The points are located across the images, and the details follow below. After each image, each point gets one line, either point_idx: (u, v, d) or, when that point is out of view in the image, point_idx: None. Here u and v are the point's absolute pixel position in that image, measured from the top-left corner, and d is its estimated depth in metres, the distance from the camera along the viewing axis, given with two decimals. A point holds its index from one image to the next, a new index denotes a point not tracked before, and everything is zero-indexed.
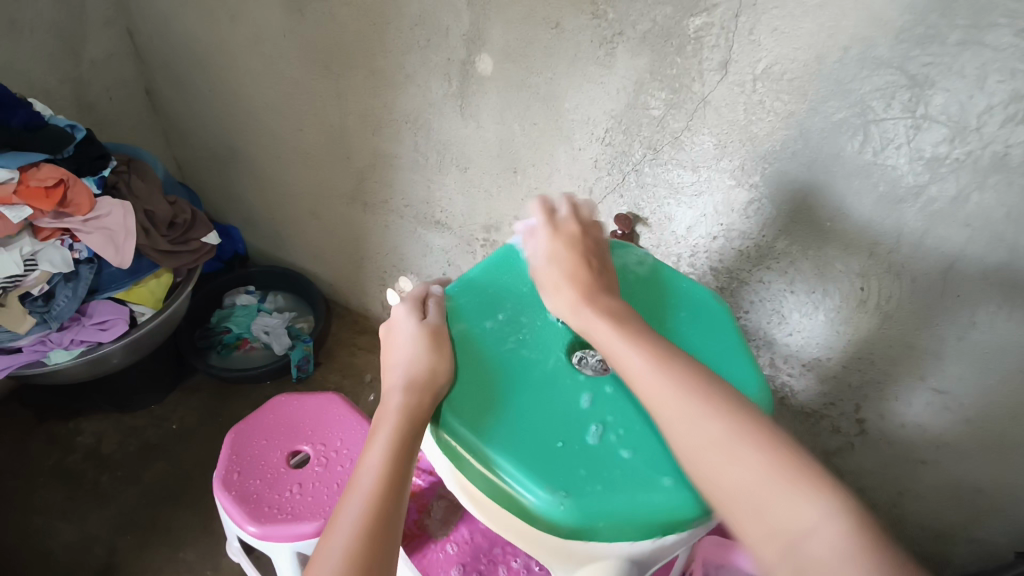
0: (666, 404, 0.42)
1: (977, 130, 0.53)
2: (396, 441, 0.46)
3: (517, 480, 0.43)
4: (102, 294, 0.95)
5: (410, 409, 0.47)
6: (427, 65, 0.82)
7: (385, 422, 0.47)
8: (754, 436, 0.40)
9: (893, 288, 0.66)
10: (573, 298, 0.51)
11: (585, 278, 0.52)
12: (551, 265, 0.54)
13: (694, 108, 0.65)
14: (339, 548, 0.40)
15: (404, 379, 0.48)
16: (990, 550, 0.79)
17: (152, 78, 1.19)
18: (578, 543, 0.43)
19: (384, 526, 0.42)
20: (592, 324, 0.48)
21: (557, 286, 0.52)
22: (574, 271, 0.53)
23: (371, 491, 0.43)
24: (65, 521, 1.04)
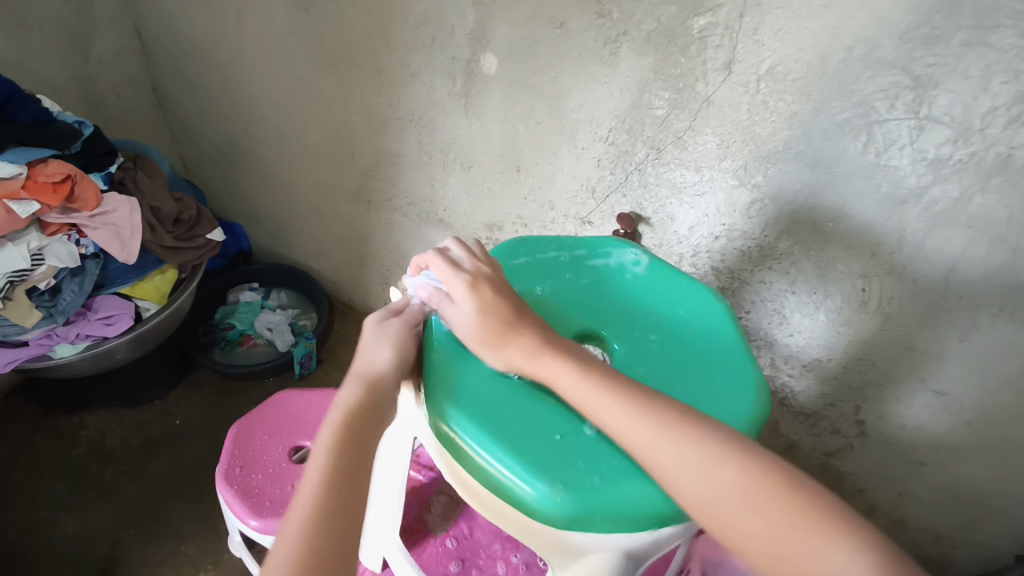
0: (661, 458, 0.42)
1: (981, 131, 0.53)
2: (344, 423, 0.43)
3: (516, 473, 0.44)
4: (108, 289, 0.96)
5: (364, 397, 0.45)
6: (431, 64, 0.82)
7: (335, 409, 0.45)
8: (757, 483, 0.39)
9: (894, 289, 0.66)
10: (524, 351, 0.48)
11: (529, 326, 0.49)
12: (480, 319, 0.49)
13: (697, 107, 0.65)
14: (296, 531, 0.37)
15: (365, 374, 0.47)
16: (990, 552, 0.79)
17: (159, 75, 1.20)
18: (573, 535, 0.44)
19: (343, 500, 0.39)
20: (559, 375, 0.47)
21: (501, 341, 0.49)
22: (512, 320, 0.50)
23: (322, 470, 0.40)
24: (69, 513, 1.04)
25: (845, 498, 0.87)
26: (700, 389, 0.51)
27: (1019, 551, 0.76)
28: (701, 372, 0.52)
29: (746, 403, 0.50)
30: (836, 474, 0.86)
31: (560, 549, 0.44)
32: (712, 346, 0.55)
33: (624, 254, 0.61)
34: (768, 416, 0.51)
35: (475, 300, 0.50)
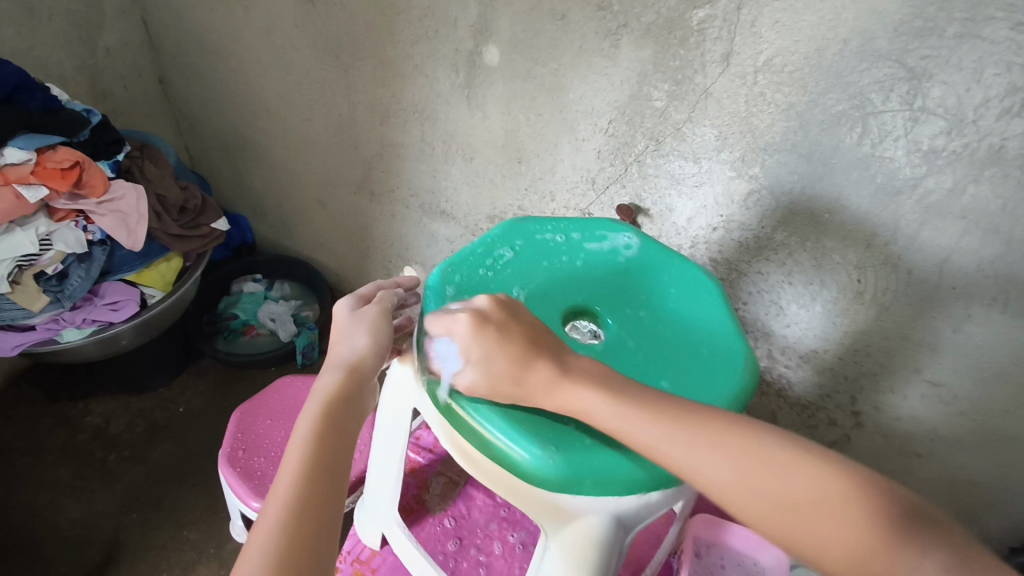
0: (706, 470, 0.39)
1: (974, 123, 0.54)
2: (329, 401, 0.44)
3: (509, 437, 0.45)
4: (114, 276, 0.97)
5: (346, 378, 0.46)
6: (434, 56, 0.83)
7: (318, 391, 0.45)
8: (805, 478, 0.37)
9: (889, 280, 0.67)
10: (540, 374, 0.44)
11: (529, 354, 0.44)
12: (479, 351, 0.45)
13: (696, 99, 0.66)
14: (277, 502, 0.37)
15: (344, 358, 0.48)
16: (983, 544, 0.80)
17: (165, 67, 1.22)
18: (565, 497, 0.45)
19: (326, 476, 0.39)
20: (581, 402, 0.43)
21: (519, 376, 0.44)
22: (507, 347, 0.44)
23: (305, 447, 0.40)
24: (73, 498, 1.06)
25: None
26: (689, 364, 0.52)
27: (1013, 542, 0.77)
28: (691, 348, 0.53)
29: (733, 376, 0.51)
30: None
31: (552, 511, 0.45)
32: (703, 322, 0.56)
33: (618, 236, 0.62)
34: (756, 389, 0.52)
35: (470, 334, 0.45)
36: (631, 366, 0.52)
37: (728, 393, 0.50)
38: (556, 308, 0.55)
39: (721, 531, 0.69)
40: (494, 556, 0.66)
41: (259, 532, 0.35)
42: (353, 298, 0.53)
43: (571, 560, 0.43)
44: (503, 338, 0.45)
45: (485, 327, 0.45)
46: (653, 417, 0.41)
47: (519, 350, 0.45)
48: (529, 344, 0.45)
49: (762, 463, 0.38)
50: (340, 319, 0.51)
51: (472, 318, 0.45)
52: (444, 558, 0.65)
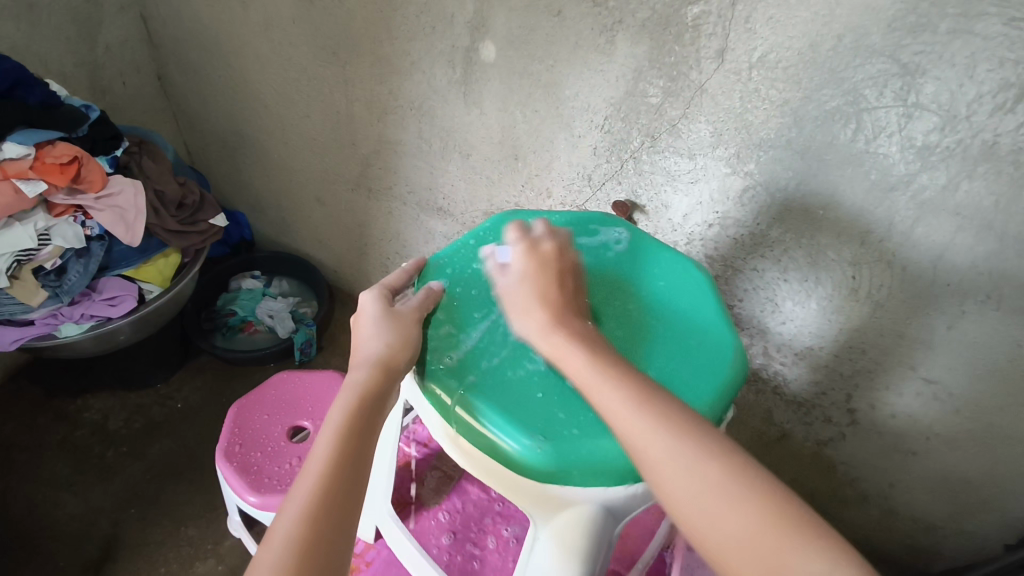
0: (654, 452, 0.39)
1: (967, 119, 0.54)
2: (348, 420, 0.43)
3: (498, 427, 0.46)
4: (112, 271, 0.98)
5: (368, 390, 0.45)
6: (431, 53, 0.84)
7: (339, 404, 0.44)
8: (737, 477, 0.38)
9: (884, 277, 0.67)
10: (542, 323, 0.48)
11: (557, 302, 0.49)
12: (523, 285, 0.51)
13: (691, 96, 0.67)
14: (283, 536, 0.36)
15: (366, 362, 0.46)
16: (979, 542, 0.79)
17: (164, 64, 1.22)
18: (554, 487, 0.45)
19: (336, 512, 0.38)
20: (571, 359, 0.45)
21: (526, 309, 0.49)
22: (545, 292, 0.49)
23: (320, 473, 0.39)
24: (71, 493, 1.06)
25: (836, 488, 0.88)
26: (677, 355, 0.52)
27: (1008, 540, 0.77)
28: (680, 339, 0.54)
29: (720, 369, 0.52)
30: (828, 463, 0.86)
31: (542, 501, 0.45)
32: (693, 314, 0.56)
33: (608, 232, 0.62)
34: (745, 382, 0.52)
35: (523, 266, 0.52)
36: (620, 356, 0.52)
37: (715, 385, 0.50)
38: None
39: None
40: (488, 551, 0.66)
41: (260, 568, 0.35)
42: (377, 290, 0.52)
43: (561, 552, 0.43)
44: (542, 278, 0.51)
45: (531, 257, 0.52)
46: (617, 390, 0.42)
47: (539, 284, 0.50)
48: (559, 290, 0.50)
49: (701, 458, 0.38)
50: (365, 311, 0.50)
51: (523, 249, 0.53)
52: (438, 552, 0.65)
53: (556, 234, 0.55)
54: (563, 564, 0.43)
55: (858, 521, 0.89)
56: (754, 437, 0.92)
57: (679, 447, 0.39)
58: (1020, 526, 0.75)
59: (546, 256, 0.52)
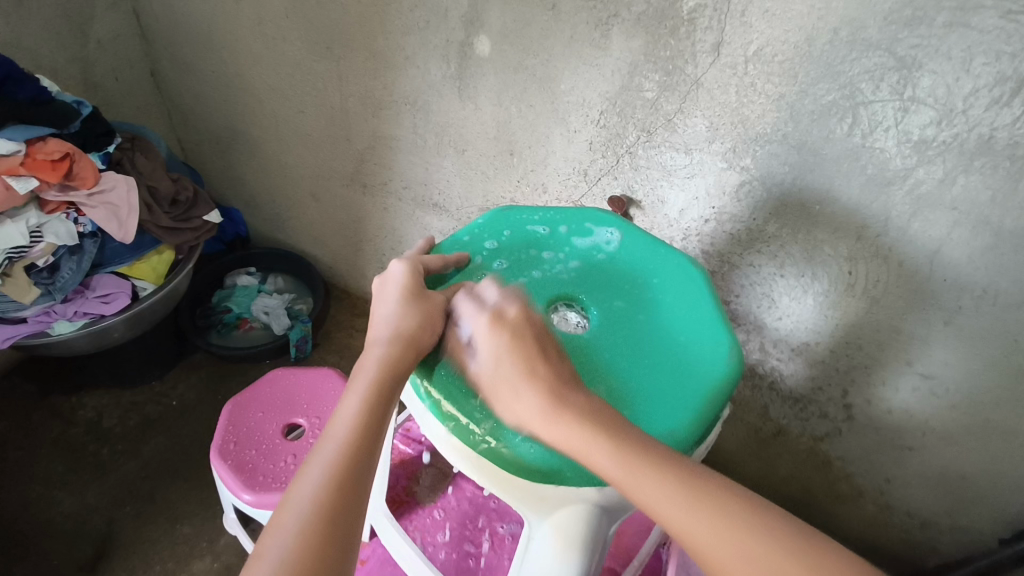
0: (671, 518, 0.38)
1: (963, 113, 0.54)
2: (371, 390, 0.44)
3: (492, 427, 0.46)
4: (105, 268, 0.97)
5: (389, 361, 0.46)
6: (426, 47, 0.83)
7: (363, 373, 0.45)
8: (738, 511, 0.38)
9: (880, 272, 0.66)
10: (539, 405, 0.44)
11: (536, 377, 0.45)
12: (501, 366, 0.46)
13: (687, 90, 0.66)
14: (299, 504, 0.38)
15: (388, 333, 0.47)
16: (974, 536, 0.80)
17: (157, 59, 1.21)
18: (548, 487, 0.45)
19: (357, 478, 0.40)
20: (574, 438, 0.42)
21: (517, 390, 0.45)
22: (531, 368, 0.46)
23: (344, 439, 0.41)
24: (66, 492, 1.06)
25: (832, 482, 0.88)
26: (671, 355, 0.52)
27: (1003, 534, 0.77)
28: (674, 338, 0.53)
29: (714, 368, 0.51)
30: (824, 458, 0.86)
31: (536, 499, 0.45)
32: (688, 312, 0.55)
33: (601, 230, 0.61)
34: (739, 380, 0.52)
35: (491, 340, 0.47)
36: (613, 356, 0.52)
37: (708, 386, 0.50)
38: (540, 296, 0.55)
39: None
40: (484, 548, 0.66)
41: (282, 523, 0.37)
42: (410, 263, 0.53)
43: (559, 550, 0.43)
44: (522, 353, 0.46)
45: (499, 324, 0.48)
46: (616, 462, 0.40)
47: (521, 362, 0.46)
48: (536, 362, 0.46)
49: (725, 522, 0.37)
50: (386, 289, 0.51)
51: (489, 317, 0.49)
52: (434, 549, 0.65)
53: (511, 294, 0.51)
54: (563, 561, 0.42)
55: (855, 516, 0.90)
56: (751, 433, 0.92)
57: (695, 506, 0.38)
58: (1015, 520, 0.75)
59: (516, 322, 0.48)
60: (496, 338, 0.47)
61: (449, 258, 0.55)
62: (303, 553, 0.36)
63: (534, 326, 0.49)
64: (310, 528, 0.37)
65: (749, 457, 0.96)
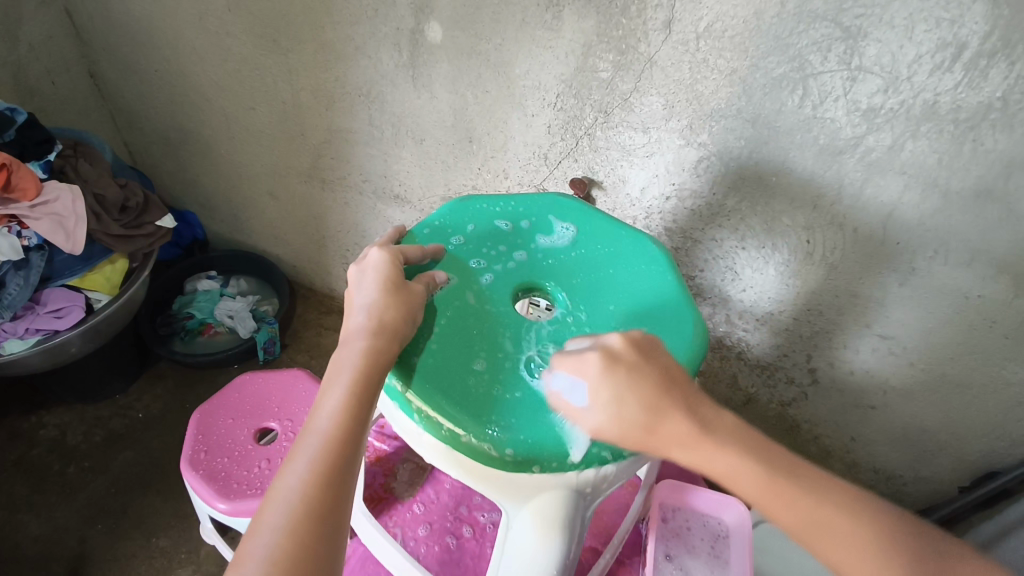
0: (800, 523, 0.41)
1: (908, 80, 0.55)
2: (355, 383, 0.43)
3: (462, 420, 0.45)
4: (56, 282, 0.94)
5: (373, 354, 0.44)
6: (376, 36, 0.81)
7: (344, 365, 0.44)
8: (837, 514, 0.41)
9: (836, 239, 0.68)
10: (685, 430, 0.41)
11: (682, 412, 0.42)
12: (628, 407, 0.42)
13: (641, 69, 0.66)
14: (286, 501, 0.38)
15: (367, 324, 0.46)
16: (936, 486, 0.83)
17: (96, 60, 1.16)
18: (523, 476, 0.45)
19: (344, 474, 0.39)
20: (721, 463, 0.41)
21: (650, 429, 0.41)
22: (659, 402, 0.42)
23: (328, 435, 0.40)
24: (32, 515, 1.02)
25: (801, 445, 0.91)
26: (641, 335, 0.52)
27: (962, 482, 0.80)
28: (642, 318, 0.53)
29: (683, 344, 0.51)
30: (792, 423, 0.89)
31: (513, 488, 0.45)
32: (656, 293, 0.55)
33: (559, 226, 0.61)
34: (705, 355, 0.52)
35: (613, 386, 0.42)
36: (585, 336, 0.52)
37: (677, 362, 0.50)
38: (507, 288, 0.55)
39: (686, 494, 0.69)
40: (465, 539, 0.67)
41: (266, 520, 0.37)
42: (388, 250, 0.51)
43: (541, 533, 0.43)
44: (639, 389, 0.42)
45: (614, 371, 0.42)
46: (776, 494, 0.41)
47: (647, 399, 0.42)
48: (666, 396, 0.42)
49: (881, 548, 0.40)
50: (363, 275, 0.49)
51: (602, 363, 0.42)
52: (415, 544, 0.66)
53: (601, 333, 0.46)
54: (545, 545, 0.43)
55: None
56: (722, 403, 0.94)
57: (835, 520, 0.40)
58: (974, 468, 0.78)
59: (629, 363, 0.43)
60: (615, 384, 0.42)
61: (426, 249, 0.54)
62: (288, 552, 0.36)
63: (651, 363, 0.44)
64: (294, 527, 0.36)
65: None
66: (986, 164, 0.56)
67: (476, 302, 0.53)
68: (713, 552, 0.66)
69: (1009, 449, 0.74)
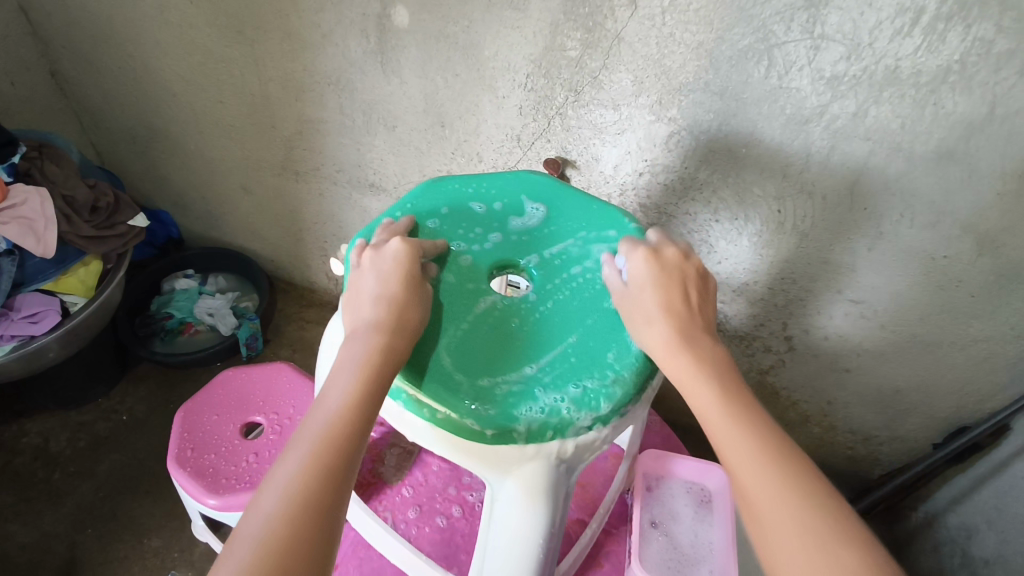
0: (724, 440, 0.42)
1: (870, 46, 0.55)
2: (363, 377, 0.43)
3: (442, 398, 0.46)
4: (29, 287, 0.92)
5: (380, 350, 0.45)
6: (342, 22, 0.80)
7: (353, 358, 0.44)
8: (761, 442, 0.41)
9: (807, 208, 0.69)
10: (670, 336, 0.46)
11: (686, 318, 0.48)
12: (643, 293, 0.49)
13: (609, 45, 0.66)
14: (283, 487, 0.38)
15: (378, 318, 0.46)
16: (910, 444, 0.86)
17: (56, 59, 1.13)
18: (504, 449, 0.45)
19: (344, 465, 0.40)
20: (688, 373, 0.45)
21: (651, 319, 0.48)
22: (669, 302, 0.48)
23: (332, 427, 0.41)
24: (20, 523, 1.01)
25: (781, 411, 0.93)
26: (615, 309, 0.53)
27: (936, 439, 0.83)
28: None
29: None
30: (771, 389, 0.91)
31: (496, 460, 0.45)
32: None
33: (531, 206, 0.61)
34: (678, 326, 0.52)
35: (643, 273, 0.50)
36: (561, 313, 0.53)
37: None
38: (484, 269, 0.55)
39: (668, 463, 0.71)
40: (455, 518, 0.68)
41: (261, 506, 0.37)
42: (406, 243, 0.51)
43: (524, 504, 0.44)
44: (669, 288, 0.49)
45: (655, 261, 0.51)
46: (719, 405, 0.43)
47: (661, 294, 0.48)
48: (685, 311, 0.48)
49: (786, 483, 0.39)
50: (377, 266, 0.50)
51: (647, 254, 0.51)
52: (406, 527, 0.67)
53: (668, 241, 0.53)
54: (528, 515, 0.44)
55: (804, 439, 0.96)
56: None
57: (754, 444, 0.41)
58: (947, 424, 0.81)
59: (670, 263, 0.51)
60: (647, 271, 0.50)
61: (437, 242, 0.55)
62: (279, 539, 0.36)
63: (693, 281, 0.50)
64: (289, 515, 0.37)
65: None
66: (946, 127, 0.57)
67: (454, 283, 0.53)
68: (697, 517, 0.68)
69: (978, 403, 0.77)
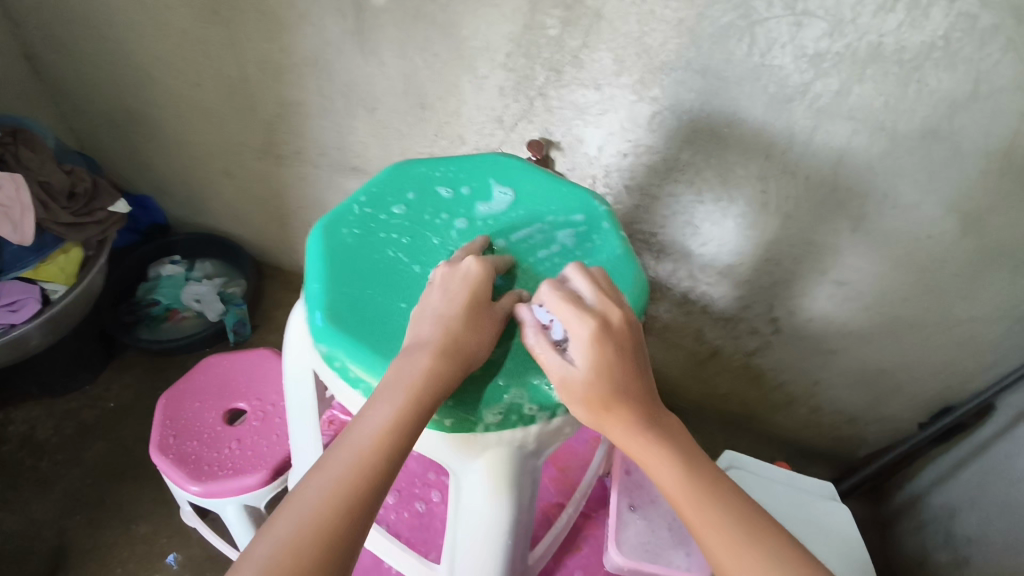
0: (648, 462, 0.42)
1: (852, 22, 0.54)
2: (407, 405, 0.40)
3: None
4: (8, 275, 0.92)
5: (429, 376, 0.42)
6: (319, 1, 0.78)
7: (399, 379, 0.42)
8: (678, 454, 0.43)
9: (790, 188, 0.68)
10: (616, 411, 0.42)
11: (625, 382, 0.43)
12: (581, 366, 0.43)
13: (589, 23, 0.65)
14: (303, 513, 0.36)
15: (433, 340, 0.43)
16: (895, 423, 0.86)
17: (31, 42, 1.11)
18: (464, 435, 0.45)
19: (368, 499, 0.38)
20: (620, 430, 0.42)
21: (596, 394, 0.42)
22: (612, 372, 0.43)
23: (364, 455, 0.39)
24: (8, 510, 1.02)
25: (768, 392, 0.94)
26: None
27: (920, 418, 0.83)
28: None
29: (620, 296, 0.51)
30: (757, 371, 0.91)
31: (459, 445, 0.45)
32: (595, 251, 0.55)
33: (500, 191, 0.60)
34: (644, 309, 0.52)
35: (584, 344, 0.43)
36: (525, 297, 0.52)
37: None
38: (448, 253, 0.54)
39: None
40: (434, 503, 0.68)
41: (276, 529, 0.36)
42: (482, 265, 0.48)
43: (494, 490, 0.45)
44: (607, 357, 0.43)
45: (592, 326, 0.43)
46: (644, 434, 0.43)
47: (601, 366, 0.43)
48: (625, 373, 0.43)
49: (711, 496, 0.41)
50: (450, 283, 0.47)
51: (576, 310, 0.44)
52: (384, 511, 0.67)
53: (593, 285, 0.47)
54: (494, 501, 0.45)
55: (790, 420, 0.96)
56: (690, 357, 0.96)
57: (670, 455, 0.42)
58: (931, 403, 0.81)
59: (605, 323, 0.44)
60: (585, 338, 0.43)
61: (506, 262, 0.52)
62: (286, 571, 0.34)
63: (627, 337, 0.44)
64: (301, 546, 0.35)
65: (690, 380, 1.00)
66: (930, 105, 0.56)
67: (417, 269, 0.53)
68: None
69: (961, 383, 0.77)
